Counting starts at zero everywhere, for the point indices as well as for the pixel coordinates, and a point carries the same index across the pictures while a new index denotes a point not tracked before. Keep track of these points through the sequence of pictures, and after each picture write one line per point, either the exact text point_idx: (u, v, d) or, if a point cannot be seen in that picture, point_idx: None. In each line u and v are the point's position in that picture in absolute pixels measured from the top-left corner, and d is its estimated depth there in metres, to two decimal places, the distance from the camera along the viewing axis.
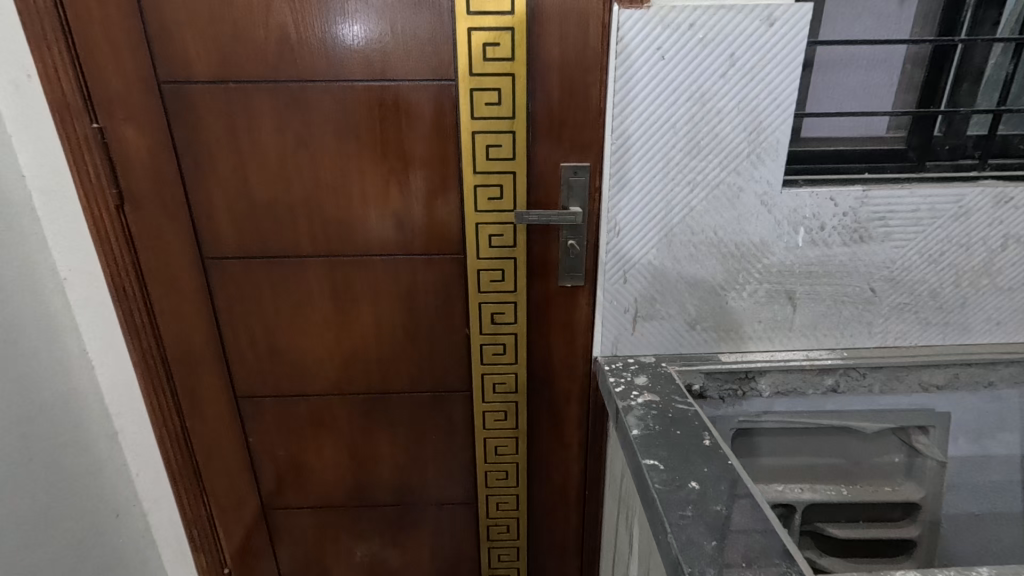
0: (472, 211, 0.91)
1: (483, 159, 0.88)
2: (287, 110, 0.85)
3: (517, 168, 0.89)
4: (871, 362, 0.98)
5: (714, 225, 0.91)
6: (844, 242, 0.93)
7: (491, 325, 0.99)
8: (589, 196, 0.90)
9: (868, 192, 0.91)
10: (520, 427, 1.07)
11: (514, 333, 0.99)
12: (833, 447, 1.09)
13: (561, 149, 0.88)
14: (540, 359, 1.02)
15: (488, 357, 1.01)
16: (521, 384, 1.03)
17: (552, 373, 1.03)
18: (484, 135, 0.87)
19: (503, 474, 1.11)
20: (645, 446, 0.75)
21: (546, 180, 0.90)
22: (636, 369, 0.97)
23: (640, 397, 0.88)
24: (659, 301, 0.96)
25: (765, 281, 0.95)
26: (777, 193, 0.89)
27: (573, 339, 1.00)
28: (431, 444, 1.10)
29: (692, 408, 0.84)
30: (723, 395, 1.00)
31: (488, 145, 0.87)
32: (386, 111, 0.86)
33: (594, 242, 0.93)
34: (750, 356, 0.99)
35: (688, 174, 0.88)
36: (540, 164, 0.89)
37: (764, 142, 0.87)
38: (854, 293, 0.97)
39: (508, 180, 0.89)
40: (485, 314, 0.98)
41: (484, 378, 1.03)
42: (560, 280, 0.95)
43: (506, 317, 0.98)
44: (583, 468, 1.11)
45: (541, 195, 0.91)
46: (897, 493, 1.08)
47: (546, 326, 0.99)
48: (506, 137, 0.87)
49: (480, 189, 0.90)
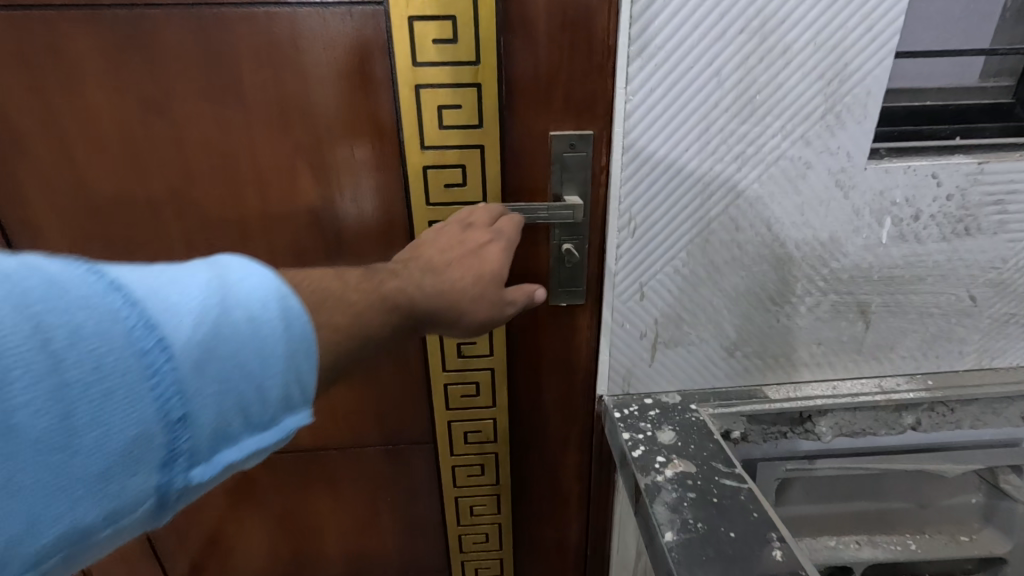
0: (421, 205, 0.62)
1: (433, 128, 0.59)
2: (120, 53, 0.55)
3: (486, 141, 0.60)
4: (963, 394, 0.74)
5: (767, 217, 0.64)
6: (944, 236, 0.67)
7: (458, 359, 0.72)
8: (591, 179, 0.62)
9: (984, 165, 0.64)
10: (502, 483, 0.81)
11: (489, 368, 0.73)
12: (899, 489, 0.85)
13: (550, 112, 0.60)
14: (526, 399, 0.76)
15: (456, 401, 0.75)
16: (501, 432, 0.77)
17: (542, 415, 0.77)
18: (434, 91, 0.58)
19: (482, 537, 0.86)
20: (686, 567, 0.50)
21: (529, 158, 0.62)
22: (658, 417, 0.70)
23: (668, 466, 0.61)
24: (688, 321, 0.69)
25: (831, 291, 0.69)
26: (858, 170, 0.62)
27: (570, 373, 0.74)
28: (386, 505, 0.85)
29: (746, 486, 0.58)
30: (767, 439, 0.76)
31: (441, 106, 0.58)
32: (280, 57, 0.56)
33: (598, 245, 0.66)
34: (807, 391, 0.74)
35: (735, 144, 0.60)
36: (520, 133, 0.61)
37: (847, 96, 0.59)
38: (948, 302, 0.72)
39: (473, 157, 0.61)
40: (449, 345, 0.71)
41: (452, 426, 0.77)
42: (553, 299, 0.68)
43: (477, 347, 0.71)
44: (583, 527, 0.87)
45: (522, 180, 0.63)
46: (975, 543, 0.86)
47: (533, 357, 0.73)
48: (468, 94, 0.58)
49: (433, 173, 0.61)
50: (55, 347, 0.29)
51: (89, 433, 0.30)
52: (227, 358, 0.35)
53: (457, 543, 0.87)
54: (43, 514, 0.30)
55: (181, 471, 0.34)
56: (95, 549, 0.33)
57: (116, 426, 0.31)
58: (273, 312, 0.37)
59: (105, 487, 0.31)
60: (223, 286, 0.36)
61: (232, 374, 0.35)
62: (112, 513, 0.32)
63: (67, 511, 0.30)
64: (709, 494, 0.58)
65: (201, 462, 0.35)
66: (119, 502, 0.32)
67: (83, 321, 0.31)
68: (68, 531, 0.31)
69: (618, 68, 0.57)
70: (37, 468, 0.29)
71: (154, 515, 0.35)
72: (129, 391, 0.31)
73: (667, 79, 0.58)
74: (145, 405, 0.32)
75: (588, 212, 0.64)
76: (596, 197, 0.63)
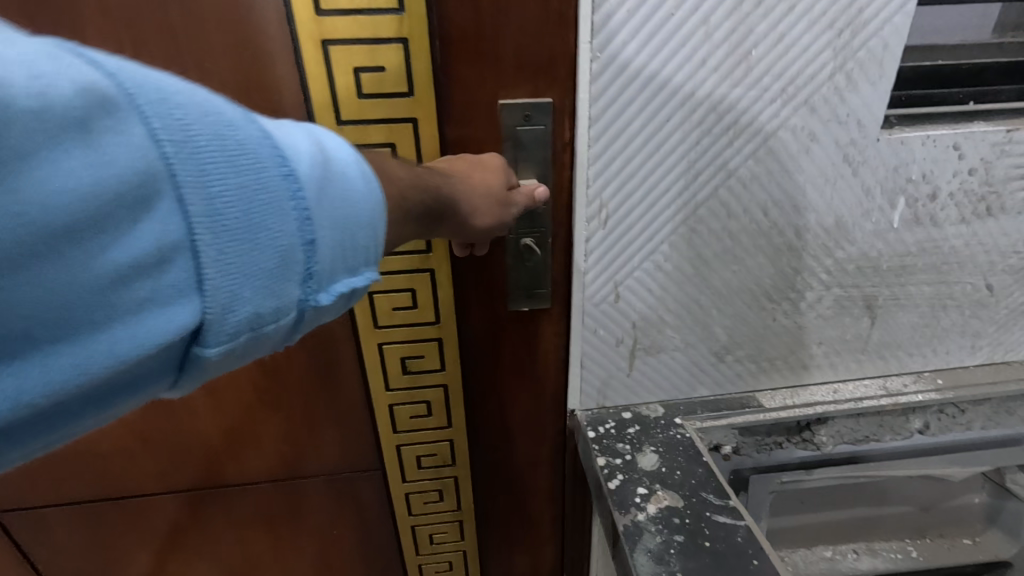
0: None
1: (350, 97, 0.47)
2: None
3: (419, 113, 0.48)
4: (977, 394, 0.66)
5: (764, 201, 0.53)
6: (963, 217, 0.58)
7: (404, 376, 0.61)
8: (553, 159, 0.51)
9: (1013, 133, 0.54)
10: (464, 508, 0.72)
11: (441, 385, 0.62)
12: (901, 495, 0.78)
13: (498, 74, 0.48)
14: (487, 416, 0.66)
15: (405, 422, 0.64)
16: (460, 454, 0.67)
17: (506, 435, 0.67)
18: (347, 48, 0.45)
19: (445, 566, 0.77)
20: None
21: (475, 133, 0.50)
22: (638, 435, 0.60)
23: (649, 501, 0.52)
24: (672, 324, 0.59)
25: (834, 285, 0.60)
26: (870, 143, 0.52)
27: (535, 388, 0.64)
28: (335, 538, 0.75)
29: (743, 525, 0.49)
30: (761, 451, 0.67)
31: (357, 68, 0.46)
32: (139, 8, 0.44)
33: (564, 238, 0.54)
34: (806, 397, 0.65)
35: (727, 111, 0.49)
36: (462, 103, 0.49)
37: (860, 51, 0.48)
38: (963, 292, 0.63)
39: (405, 134, 0.49)
40: (391, 360, 0.60)
41: (402, 450, 0.66)
42: (512, 303, 0.57)
43: (426, 361, 0.60)
44: (558, 550, 0.78)
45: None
46: (978, 547, 0.80)
47: (493, 371, 0.62)
48: (392, 52, 0.45)
49: None
50: (223, 142, 0.25)
51: (267, 220, 0.26)
52: (356, 181, 0.31)
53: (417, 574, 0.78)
54: (234, 305, 0.26)
55: (328, 286, 0.30)
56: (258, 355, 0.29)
57: (285, 223, 0.27)
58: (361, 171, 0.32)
59: (268, 291, 0.27)
60: (315, 131, 0.31)
61: (356, 204, 0.31)
62: (280, 316, 0.28)
63: (252, 298, 0.26)
64: (699, 537, 0.48)
65: (342, 277, 0.31)
66: (284, 311, 0.28)
67: (242, 132, 0.26)
68: (250, 320, 0.27)
69: (580, 16, 0.45)
70: (215, 260, 0.25)
71: (295, 333, 0.31)
72: (277, 198, 0.27)
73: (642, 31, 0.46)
74: (302, 213, 0.28)
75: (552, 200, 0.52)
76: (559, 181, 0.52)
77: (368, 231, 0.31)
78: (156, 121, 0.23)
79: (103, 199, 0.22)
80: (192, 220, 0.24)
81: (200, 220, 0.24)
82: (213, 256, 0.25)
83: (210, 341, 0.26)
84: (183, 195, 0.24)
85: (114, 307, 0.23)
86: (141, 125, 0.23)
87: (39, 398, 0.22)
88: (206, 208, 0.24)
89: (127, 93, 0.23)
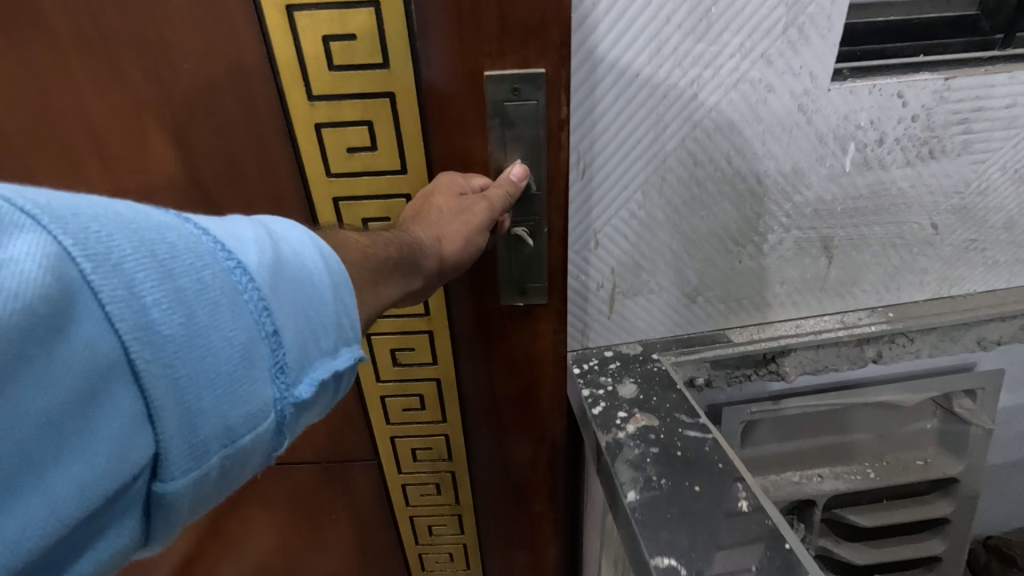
0: (319, 176, 0.58)
1: (324, 70, 0.52)
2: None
3: (395, 87, 0.53)
4: (923, 324, 0.72)
5: (728, 149, 0.58)
6: (908, 161, 0.63)
7: (398, 367, 0.68)
8: (547, 128, 0.53)
9: (950, 81, 0.60)
10: (461, 503, 0.80)
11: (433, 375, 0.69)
12: (860, 421, 0.86)
13: (487, 45, 0.51)
14: (476, 407, 0.72)
15: (402, 409, 0.72)
16: (452, 452, 0.75)
17: (498, 431, 0.73)
18: (317, 16, 0.50)
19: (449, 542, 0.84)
20: (650, 527, 0.48)
21: (462, 104, 0.54)
22: (619, 370, 0.66)
23: (629, 422, 0.58)
24: (647, 269, 0.65)
25: (794, 227, 0.66)
26: (822, 92, 0.57)
27: (517, 383, 0.69)
28: (342, 501, 0.81)
29: (711, 437, 0.55)
30: (731, 384, 0.74)
31: (326, 39, 0.51)
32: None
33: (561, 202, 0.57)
34: (770, 331, 0.72)
35: (692, 67, 0.54)
36: (443, 72, 0.52)
37: (810, 7, 0.53)
38: (911, 231, 0.69)
39: (377, 108, 0.54)
40: (388, 355, 0.67)
41: (399, 442, 0.74)
42: (506, 299, 0.62)
43: (417, 354, 0.67)
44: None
45: (448, 137, 0.55)
46: (930, 467, 0.89)
47: (479, 367, 0.68)
48: (360, 28, 0.50)
49: (330, 129, 0.55)
50: (160, 261, 0.29)
51: (210, 332, 0.30)
52: (306, 272, 0.35)
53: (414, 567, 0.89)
54: (195, 412, 0.29)
55: (293, 382, 0.34)
56: (237, 469, 0.33)
57: (230, 326, 0.31)
58: (318, 254, 0.37)
59: (230, 396, 0.30)
60: (269, 223, 0.36)
61: (306, 291, 0.35)
62: (249, 420, 0.32)
63: (216, 409, 0.30)
64: (672, 447, 0.55)
65: (309, 372, 0.35)
66: (253, 408, 0.32)
67: (174, 242, 0.30)
68: (216, 433, 0.30)
69: None
70: (168, 378, 0.28)
71: (273, 438, 0.34)
72: (228, 307, 0.31)
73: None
74: (247, 310, 0.32)
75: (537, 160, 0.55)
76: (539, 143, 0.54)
77: (322, 320, 0.35)
78: (73, 244, 0.26)
79: (45, 329, 0.25)
80: (129, 343, 0.27)
81: (140, 339, 0.27)
82: (163, 372, 0.28)
83: (174, 464, 0.29)
84: (116, 321, 0.27)
85: (73, 442, 0.26)
86: (60, 248, 0.26)
87: (23, 552, 0.25)
88: (144, 330, 0.27)
89: (39, 225, 0.26)
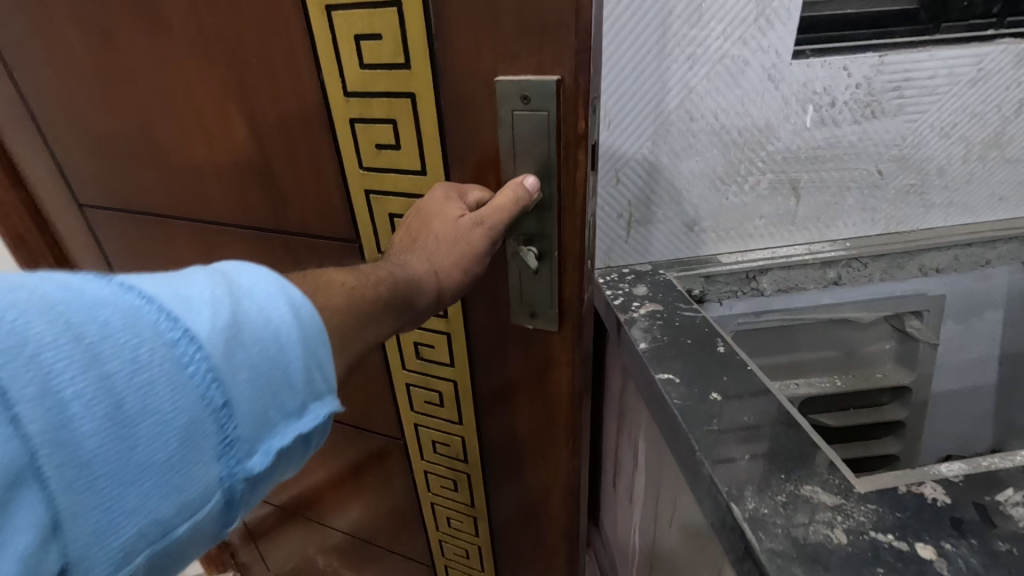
0: (357, 170, 0.74)
1: (358, 70, 0.67)
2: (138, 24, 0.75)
3: (415, 88, 0.66)
4: (874, 251, 0.93)
5: (716, 108, 0.79)
6: (855, 119, 0.84)
7: (419, 360, 0.89)
8: (560, 128, 0.62)
9: (884, 57, 0.80)
10: (472, 485, 1.00)
11: (447, 368, 0.88)
12: (828, 338, 1.06)
13: (508, 52, 0.60)
14: (483, 384, 0.88)
15: (422, 395, 0.93)
16: (464, 441, 0.95)
17: (496, 428, 0.90)
18: (363, 23, 0.63)
19: (460, 506, 1.03)
20: (656, 359, 0.68)
21: (481, 109, 0.65)
22: (634, 280, 0.87)
23: (641, 307, 0.79)
24: (656, 202, 0.86)
25: (768, 171, 0.86)
26: (785, 66, 0.78)
27: (511, 389, 0.85)
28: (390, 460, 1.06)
29: (701, 315, 0.76)
30: (721, 298, 0.94)
31: (358, 38, 0.64)
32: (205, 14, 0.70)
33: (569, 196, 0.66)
34: (752, 255, 0.92)
35: (687, 47, 0.75)
36: (458, 77, 0.64)
37: (774, 3, 0.73)
38: (862, 176, 0.89)
39: (402, 106, 0.67)
40: (415, 349, 0.88)
41: (424, 424, 0.96)
42: (518, 317, 0.77)
43: (436, 351, 0.87)
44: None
45: (462, 130, 0.67)
46: (887, 377, 1.08)
47: (482, 372, 0.86)
48: (386, 36, 0.63)
49: (361, 125, 0.71)
50: (88, 355, 0.32)
51: (135, 430, 0.33)
52: (268, 331, 0.39)
53: (438, 532, 1.11)
54: (115, 504, 0.32)
55: (244, 462, 0.38)
56: (179, 556, 0.36)
57: (170, 411, 0.34)
58: (281, 312, 0.40)
59: (165, 484, 0.34)
60: (237, 286, 0.39)
61: (271, 359, 0.39)
62: (189, 508, 0.35)
63: (140, 508, 0.33)
64: (673, 320, 0.76)
65: (261, 448, 0.39)
66: (188, 486, 0.35)
67: (108, 320, 0.33)
68: (139, 532, 0.33)
69: None
70: (89, 479, 0.31)
71: (223, 516, 0.38)
72: (171, 387, 0.34)
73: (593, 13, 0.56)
74: (189, 387, 0.35)
75: (542, 162, 0.64)
76: (545, 147, 0.63)
77: (280, 390, 0.39)
78: None
79: None
80: (33, 450, 0.29)
81: (46, 446, 0.29)
82: (74, 476, 0.30)
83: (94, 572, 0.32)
84: (21, 426, 0.28)
85: None
86: None
87: None
88: (52, 437, 0.29)
89: None
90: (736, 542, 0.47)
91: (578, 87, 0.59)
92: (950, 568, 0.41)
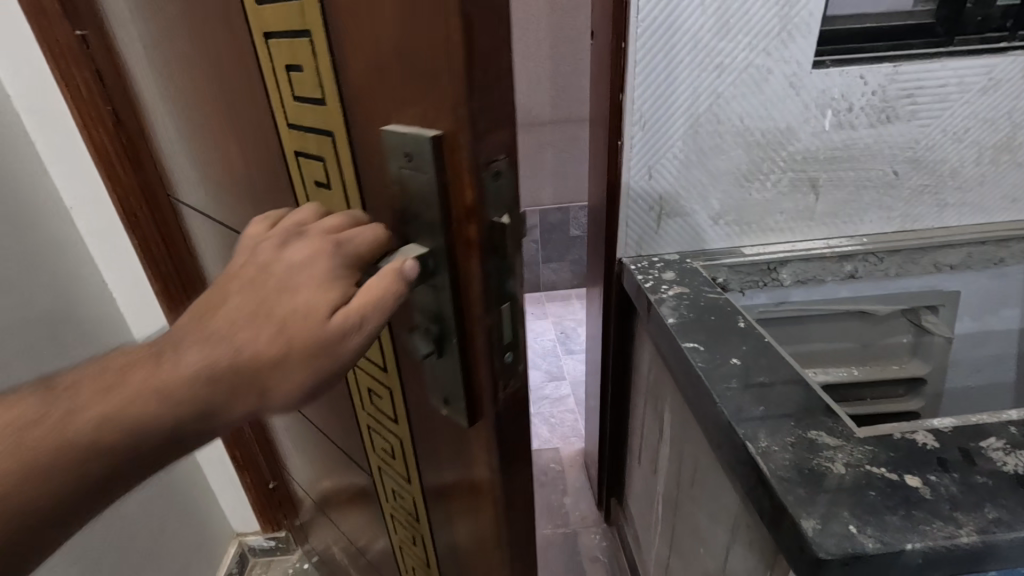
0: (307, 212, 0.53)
1: (290, 97, 0.46)
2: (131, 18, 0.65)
3: (332, 126, 0.43)
4: (889, 247, 0.99)
5: (741, 112, 0.88)
6: (871, 123, 0.91)
7: (369, 404, 0.63)
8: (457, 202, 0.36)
9: (898, 67, 0.88)
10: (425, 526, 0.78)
11: (394, 429, 0.60)
12: (846, 330, 1.12)
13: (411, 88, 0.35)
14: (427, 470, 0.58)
15: (378, 449, 0.66)
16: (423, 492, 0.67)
17: (443, 523, 0.61)
18: (272, 32, 0.43)
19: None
20: (683, 331, 0.77)
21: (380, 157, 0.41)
22: (662, 267, 0.96)
23: (670, 290, 0.88)
24: (684, 197, 0.95)
25: (789, 170, 0.94)
26: (806, 74, 0.86)
27: (445, 484, 0.56)
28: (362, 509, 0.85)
29: (724, 297, 0.84)
30: (744, 288, 1.02)
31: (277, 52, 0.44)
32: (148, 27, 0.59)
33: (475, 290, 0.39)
34: (772, 248, 1.00)
35: (716, 57, 0.84)
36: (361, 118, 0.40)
37: (795, 18, 0.82)
38: (878, 176, 0.96)
39: (325, 146, 0.45)
40: (363, 389, 0.62)
41: (379, 471, 0.70)
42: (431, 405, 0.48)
43: (383, 403, 0.59)
44: (611, 361, 1.16)
45: (377, 190, 0.42)
46: (904, 370, 1.13)
47: (428, 449, 0.56)
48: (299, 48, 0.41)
49: (302, 160, 0.49)
50: None
51: None
52: None
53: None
54: None
55: None
56: None
57: None
58: None
59: None
60: None
61: None
62: None
63: None
64: (699, 300, 0.84)
65: None
66: None
67: None
68: None
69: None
70: None
71: None
72: None
73: (458, 24, 0.31)
74: None
75: (435, 233, 0.39)
76: (433, 220, 0.38)
77: None
78: None
79: None
80: None
81: None
82: None
83: None
84: None
85: None
86: None
87: None
88: None
89: None
90: (750, 474, 0.55)
91: (462, 142, 0.34)
92: (933, 493, 0.49)
